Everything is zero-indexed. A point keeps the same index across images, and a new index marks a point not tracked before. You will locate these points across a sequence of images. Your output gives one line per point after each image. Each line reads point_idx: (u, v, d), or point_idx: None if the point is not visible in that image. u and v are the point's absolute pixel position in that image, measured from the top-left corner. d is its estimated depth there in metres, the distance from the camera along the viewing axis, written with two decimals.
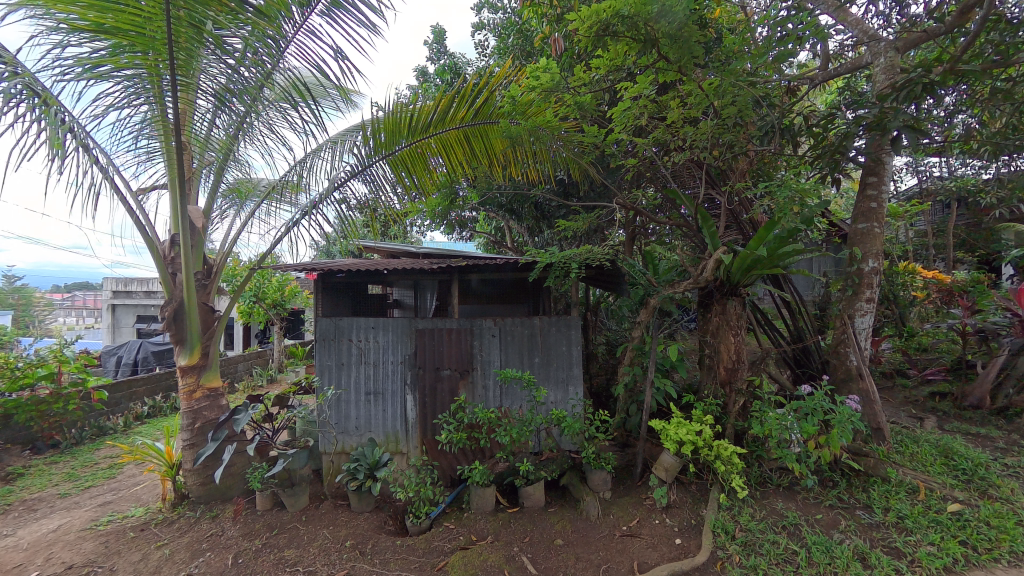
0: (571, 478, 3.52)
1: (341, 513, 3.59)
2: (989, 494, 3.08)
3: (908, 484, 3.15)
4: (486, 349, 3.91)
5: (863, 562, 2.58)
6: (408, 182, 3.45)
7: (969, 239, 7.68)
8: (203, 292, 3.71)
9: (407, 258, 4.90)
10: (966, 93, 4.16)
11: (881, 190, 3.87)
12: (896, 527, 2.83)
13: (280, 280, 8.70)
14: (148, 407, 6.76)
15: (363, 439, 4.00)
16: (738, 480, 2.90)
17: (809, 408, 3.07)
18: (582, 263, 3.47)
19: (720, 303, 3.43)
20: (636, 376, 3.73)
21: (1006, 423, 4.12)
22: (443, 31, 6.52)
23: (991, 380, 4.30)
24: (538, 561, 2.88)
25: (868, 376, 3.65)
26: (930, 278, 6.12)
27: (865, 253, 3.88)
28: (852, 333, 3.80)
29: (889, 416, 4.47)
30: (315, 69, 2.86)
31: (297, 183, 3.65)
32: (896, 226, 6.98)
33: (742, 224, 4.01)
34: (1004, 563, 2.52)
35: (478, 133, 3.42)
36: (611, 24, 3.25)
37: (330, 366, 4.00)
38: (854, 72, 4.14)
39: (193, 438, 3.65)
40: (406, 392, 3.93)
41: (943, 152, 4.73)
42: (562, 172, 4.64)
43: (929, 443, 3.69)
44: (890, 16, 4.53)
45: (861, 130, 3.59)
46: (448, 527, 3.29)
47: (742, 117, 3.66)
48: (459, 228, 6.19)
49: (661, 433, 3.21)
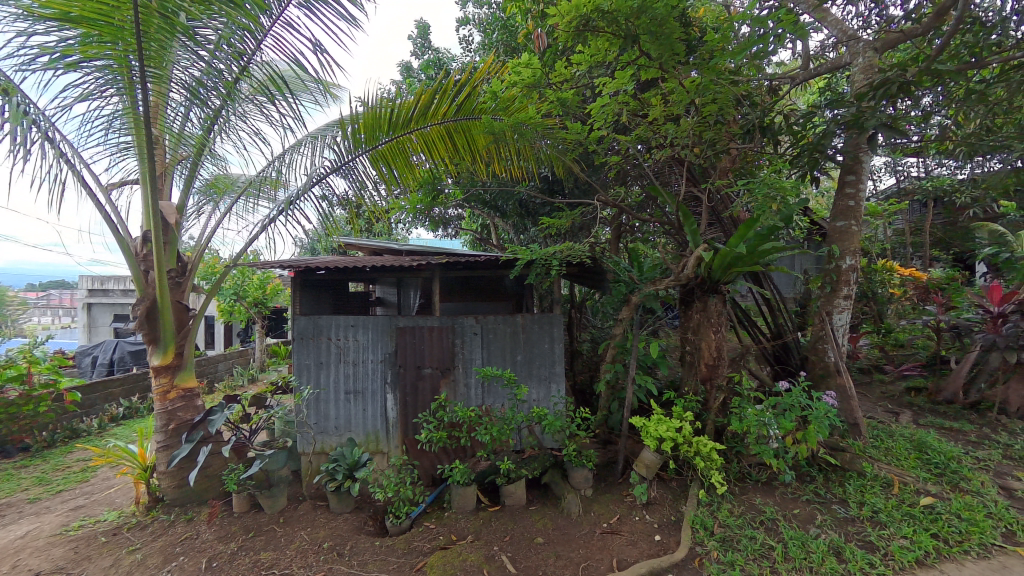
0: (553, 476, 3.49)
1: (319, 515, 3.53)
2: (960, 487, 3.14)
3: (883, 479, 3.21)
4: (468, 347, 3.84)
5: (838, 556, 2.60)
6: (392, 179, 3.40)
7: (945, 238, 7.84)
8: (178, 289, 3.61)
9: (390, 255, 4.77)
10: (942, 95, 4.26)
11: (859, 189, 3.92)
12: (870, 521, 2.87)
13: (261, 279, 8.51)
14: (123, 409, 6.55)
15: (343, 439, 3.90)
16: (719, 477, 2.91)
17: (787, 404, 3.08)
18: (563, 260, 3.42)
19: (701, 300, 3.43)
20: (618, 373, 3.73)
21: (977, 418, 4.25)
22: (427, 26, 6.44)
23: (964, 376, 4.46)
24: (518, 560, 2.84)
25: (846, 373, 3.69)
26: (908, 275, 6.25)
27: (843, 251, 3.91)
28: (830, 329, 3.84)
29: (865, 411, 4.57)
30: (293, 62, 2.81)
31: (276, 179, 3.60)
32: (875, 224, 7.11)
33: (724, 222, 4.02)
34: (973, 555, 2.56)
35: (461, 129, 3.38)
36: (591, 19, 3.27)
37: (308, 366, 3.87)
38: (835, 71, 4.25)
39: (167, 440, 3.57)
40: (387, 392, 3.84)
41: (920, 152, 4.84)
42: (546, 169, 4.55)
43: (904, 438, 3.77)
44: (868, 17, 4.64)
45: (839, 129, 3.63)
46: (429, 527, 3.25)
47: (722, 114, 3.69)
48: (443, 225, 6.15)
49: (641, 430, 3.19)
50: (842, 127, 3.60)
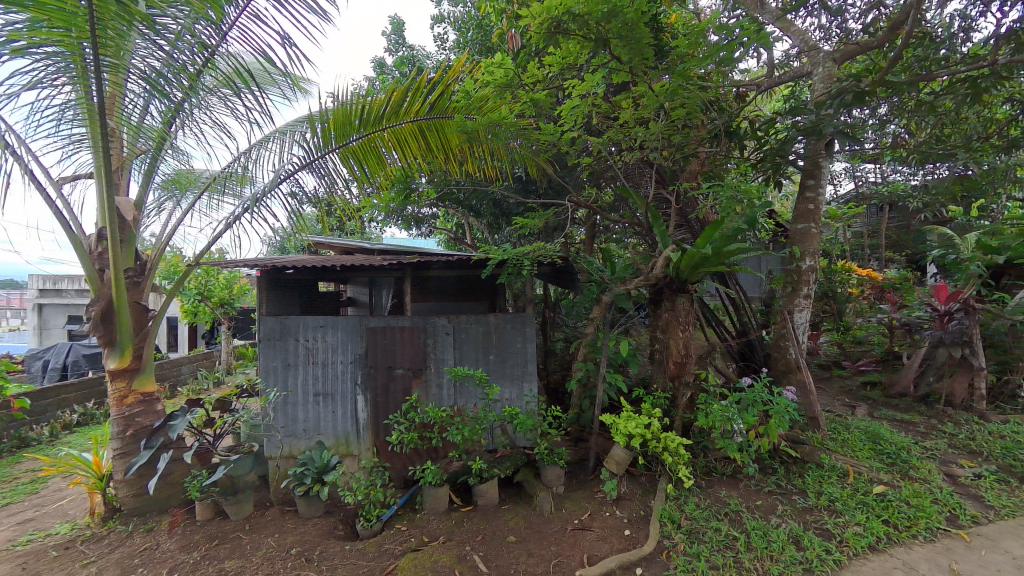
0: (525, 474, 3.51)
1: (288, 520, 3.45)
2: (909, 475, 3.32)
3: (839, 469, 3.37)
4: (440, 346, 3.81)
5: (797, 544, 2.71)
6: (364, 178, 3.33)
7: (899, 240, 8.27)
8: (136, 289, 3.45)
9: (362, 255, 4.70)
10: (896, 105, 4.50)
11: (818, 193, 4.08)
12: (827, 510, 3.00)
13: (228, 278, 8.22)
14: (78, 416, 6.21)
15: (312, 442, 3.81)
16: (685, 471, 2.98)
17: (750, 400, 3.19)
18: (534, 260, 3.45)
19: (670, 300, 3.51)
20: (589, 371, 3.78)
21: (926, 409, 4.51)
22: (401, 23, 6.37)
23: (914, 370, 4.73)
24: (490, 559, 2.82)
25: (806, 369, 3.85)
26: (865, 275, 6.55)
27: (803, 252, 4.08)
28: (792, 327, 3.99)
29: (825, 405, 4.78)
30: (260, 55, 2.73)
31: (242, 175, 3.49)
32: (835, 226, 7.43)
33: (691, 224, 4.14)
34: (920, 539, 2.72)
35: (434, 128, 3.36)
36: (562, 21, 3.31)
37: (275, 368, 3.77)
38: (797, 79, 4.42)
39: (124, 447, 3.42)
40: (357, 393, 3.78)
41: (876, 158, 5.09)
42: (520, 169, 4.57)
43: (859, 430, 3.97)
44: (829, 29, 4.83)
45: (800, 135, 3.77)
46: (400, 530, 3.21)
47: (691, 118, 3.78)
48: (417, 224, 6.09)
49: (611, 427, 3.24)
50: (803, 134, 3.74)
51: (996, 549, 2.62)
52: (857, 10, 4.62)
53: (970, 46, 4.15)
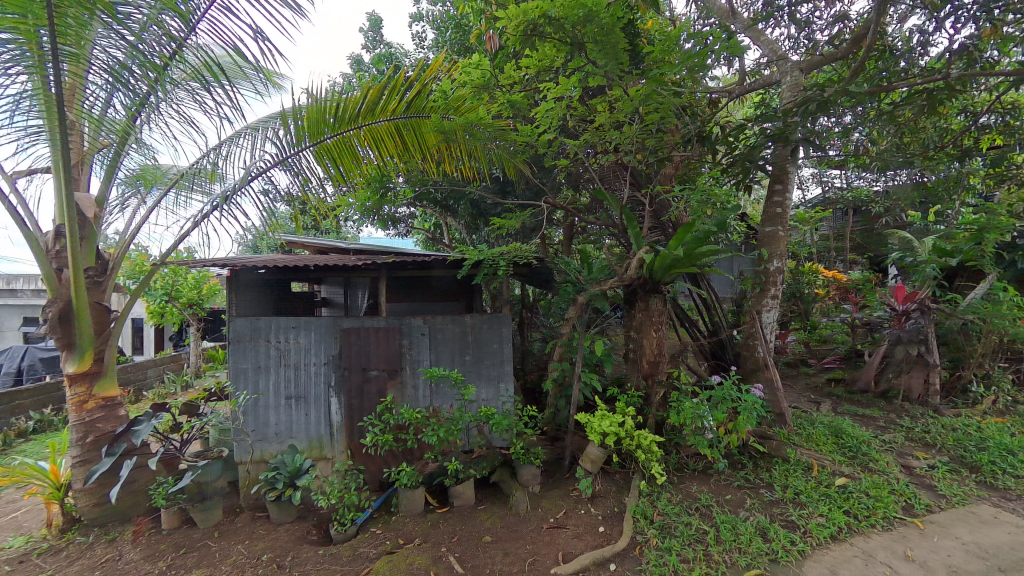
0: (502, 474, 3.52)
1: (259, 527, 3.37)
2: (869, 467, 3.48)
3: (804, 463, 3.50)
4: (416, 347, 3.79)
5: (764, 536, 2.81)
6: (340, 176, 3.29)
7: (863, 243, 8.64)
8: (97, 290, 3.31)
9: (336, 255, 4.62)
10: (859, 114, 4.70)
11: (785, 197, 4.24)
12: (793, 502, 3.11)
13: (197, 278, 7.95)
14: (33, 423, 5.89)
15: (284, 445, 3.73)
16: (658, 468, 3.05)
17: (720, 397, 3.29)
18: (510, 260, 3.46)
19: (644, 300, 3.58)
20: (565, 371, 3.82)
21: (885, 404, 4.74)
22: (379, 20, 6.30)
23: (874, 368, 4.96)
24: (465, 559, 2.81)
25: (773, 367, 3.99)
26: (830, 278, 6.74)
27: (771, 254, 4.23)
28: (760, 326, 4.12)
29: (792, 402, 4.96)
30: (230, 49, 2.65)
31: (212, 171, 3.38)
32: (803, 230, 7.71)
33: (665, 226, 4.24)
34: (878, 528, 2.85)
35: (411, 127, 3.34)
36: (539, 24, 3.34)
37: (245, 370, 3.68)
38: (767, 87, 4.57)
39: (84, 455, 3.27)
40: (331, 395, 3.72)
41: (841, 165, 5.30)
42: (497, 170, 4.59)
43: (823, 425, 4.13)
44: (798, 40, 5.02)
45: (769, 141, 3.90)
46: (375, 533, 3.18)
47: (664, 123, 3.86)
48: (394, 224, 6.04)
49: (585, 426, 3.28)
50: (771, 140, 3.88)
51: (947, 535, 2.77)
52: (824, 22, 4.81)
53: (926, 61, 4.37)
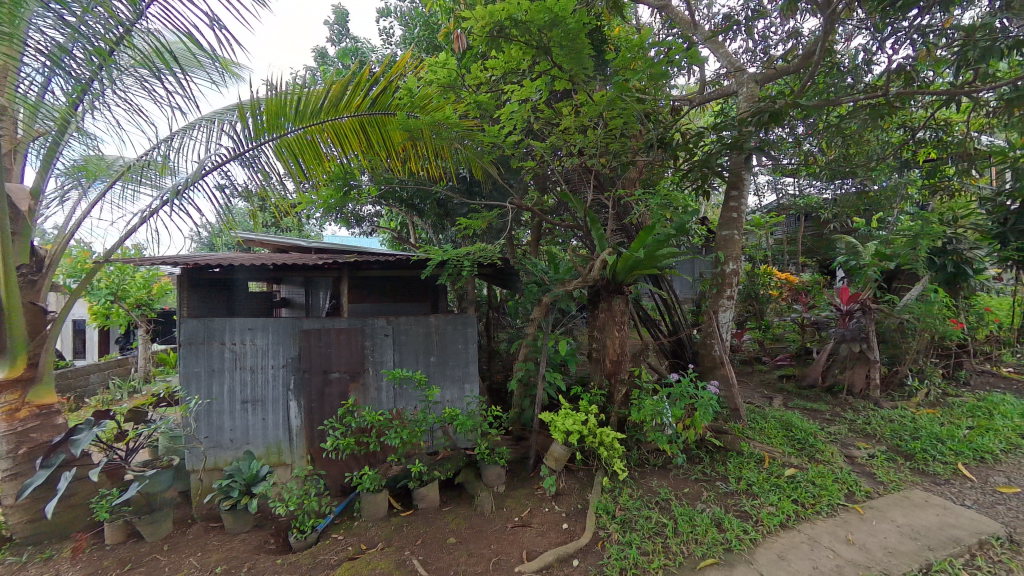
0: (467, 475, 3.53)
1: (212, 538, 3.23)
2: (815, 458, 3.70)
3: (757, 455, 3.68)
4: (379, 348, 3.73)
5: (719, 527, 2.93)
6: (299, 173, 3.13)
7: (813, 247, 9.16)
8: (31, 288, 3.07)
9: (297, 253, 4.48)
10: (808, 126, 4.99)
11: (741, 203, 4.45)
12: (746, 493, 3.27)
13: (146, 276, 7.47)
14: None
15: (239, 452, 3.59)
16: (619, 464, 3.13)
17: (678, 394, 3.41)
18: (475, 261, 3.46)
19: (607, 300, 3.66)
20: (530, 371, 3.87)
21: (831, 398, 5.05)
22: (346, 13, 6.16)
23: (822, 364, 5.28)
24: (429, 562, 2.79)
25: (729, 364, 4.17)
26: (783, 280, 7.08)
27: (727, 257, 4.42)
28: (717, 326, 4.30)
29: (747, 398, 5.21)
30: (184, 36, 2.51)
31: (163, 164, 3.19)
32: (759, 234, 8.10)
33: (628, 228, 4.36)
34: (823, 514, 3.03)
35: (376, 124, 3.29)
36: (505, 26, 3.35)
37: (197, 374, 3.51)
38: (725, 97, 4.78)
39: (16, 468, 3.04)
40: (290, 399, 3.62)
41: (793, 173, 5.61)
42: (464, 170, 4.61)
43: (775, 419, 4.36)
44: (754, 54, 5.29)
45: (726, 149, 4.08)
46: (337, 539, 3.11)
47: (628, 128, 3.97)
48: (359, 223, 5.92)
49: (550, 425, 3.33)
50: (728, 148, 4.06)
51: (884, 518, 2.97)
52: (778, 38, 5.07)
53: (868, 78, 4.69)
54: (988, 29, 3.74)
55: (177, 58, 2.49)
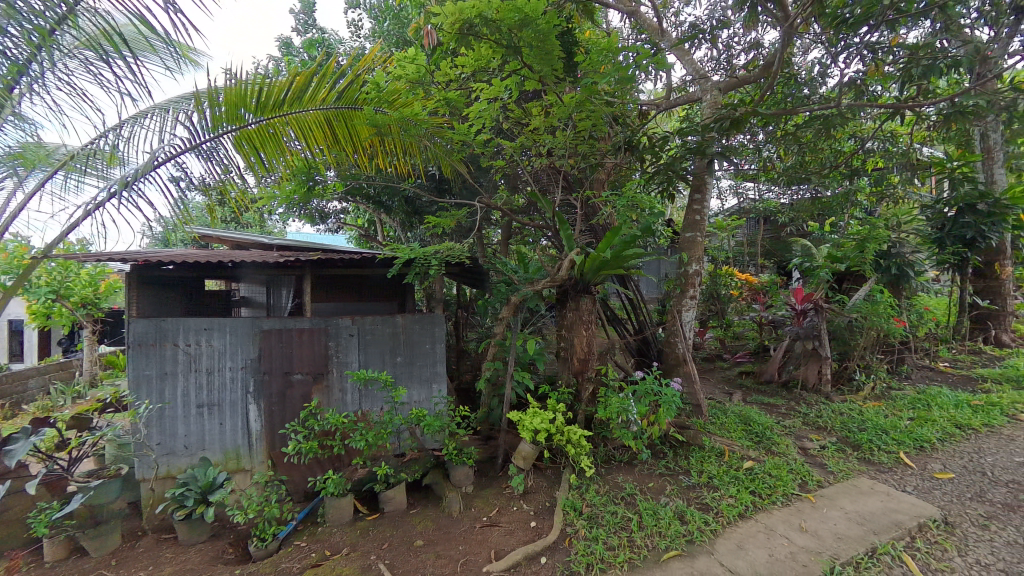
0: (434, 476, 3.50)
1: (164, 550, 3.07)
2: (772, 450, 3.87)
3: (717, 449, 3.82)
4: (343, 349, 3.65)
5: (681, 520, 3.03)
6: (261, 166, 3.01)
7: (771, 249, 9.61)
8: None
9: (257, 250, 4.31)
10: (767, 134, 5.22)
11: (703, 206, 4.61)
12: (707, 486, 3.39)
13: (93, 273, 7.04)
14: None
15: (195, 459, 3.43)
16: (586, 461, 3.18)
17: (643, 391, 3.50)
18: (443, 260, 3.43)
19: (575, 300, 3.71)
20: (498, 370, 3.89)
21: (786, 393, 5.30)
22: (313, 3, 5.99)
23: (778, 361, 5.54)
24: (396, 565, 2.75)
25: (692, 362, 4.31)
26: (743, 280, 7.38)
27: (690, 258, 4.57)
28: (680, 324, 4.44)
29: (708, 393, 5.40)
30: (135, 18, 2.38)
31: (111, 153, 3.00)
32: (721, 236, 8.43)
33: (595, 229, 4.44)
34: (778, 504, 3.18)
35: (342, 118, 3.19)
36: (475, 23, 3.33)
37: (147, 378, 3.34)
38: (690, 103, 4.94)
39: None
40: (249, 402, 3.49)
41: (754, 178, 5.86)
42: (433, 167, 4.58)
43: (734, 414, 4.54)
44: (718, 62, 5.49)
45: (690, 154, 4.22)
46: (299, 546, 3.02)
47: (597, 130, 4.03)
48: (323, 219, 5.77)
49: (518, 424, 3.35)
50: (691, 153, 4.20)
51: (833, 506, 3.14)
52: (741, 48, 5.29)
53: (822, 89, 4.94)
54: (930, 49, 4.01)
55: (127, 41, 2.36)
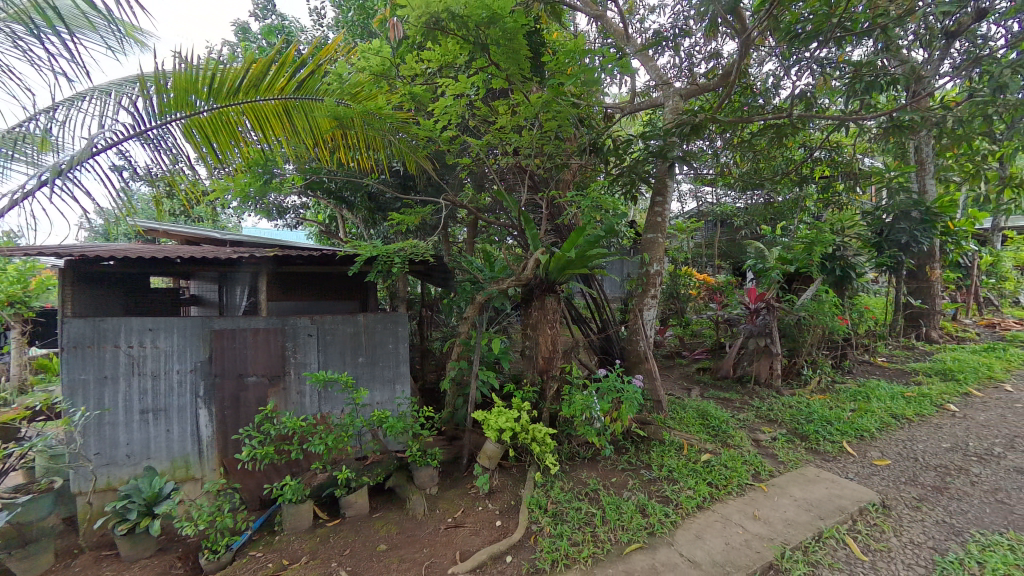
0: (398, 479, 3.45)
1: (103, 569, 2.87)
2: (727, 442, 4.06)
3: (677, 443, 3.97)
4: (302, 350, 3.53)
5: (643, 513, 3.12)
6: (214, 156, 2.87)
7: (728, 250, 10.06)
8: None
9: (209, 246, 4.09)
10: (723, 140, 5.46)
11: (665, 208, 4.77)
12: (667, 479, 3.51)
13: (21, 270, 6.47)
14: None
15: (138, 469, 3.22)
16: (551, 458, 3.22)
17: (607, 388, 3.58)
18: (406, 258, 3.39)
19: (540, 299, 3.75)
20: (463, 370, 3.87)
21: (741, 388, 5.57)
22: None
23: (733, 358, 5.81)
24: (358, 571, 2.69)
25: (653, 359, 4.45)
26: (701, 280, 7.69)
27: (652, 258, 4.72)
28: (642, 323, 4.57)
29: (668, 389, 5.59)
30: None
31: (44, 138, 2.77)
32: (681, 237, 8.74)
33: (561, 229, 4.51)
34: (734, 494, 3.33)
35: (302, 110, 3.07)
36: (441, 18, 3.29)
37: (83, 384, 3.10)
38: (652, 108, 5.10)
39: None
40: (199, 407, 3.32)
41: (712, 182, 6.11)
42: (397, 163, 4.52)
43: (692, 409, 4.72)
44: (680, 69, 5.70)
45: (652, 157, 4.36)
46: (255, 556, 2.90)
47: (563, 132, 4.08)
48: (281, 214, 5.58)
49: (483, 423, 3.34)
50: (653, 156, 4.34)
51: (784, 494, 3.32)
52: (701, 57, 5.51)
53: (775, 100, 5.22)
54: (871, 66, 4.32)
55: (63, 17, 2.19)
